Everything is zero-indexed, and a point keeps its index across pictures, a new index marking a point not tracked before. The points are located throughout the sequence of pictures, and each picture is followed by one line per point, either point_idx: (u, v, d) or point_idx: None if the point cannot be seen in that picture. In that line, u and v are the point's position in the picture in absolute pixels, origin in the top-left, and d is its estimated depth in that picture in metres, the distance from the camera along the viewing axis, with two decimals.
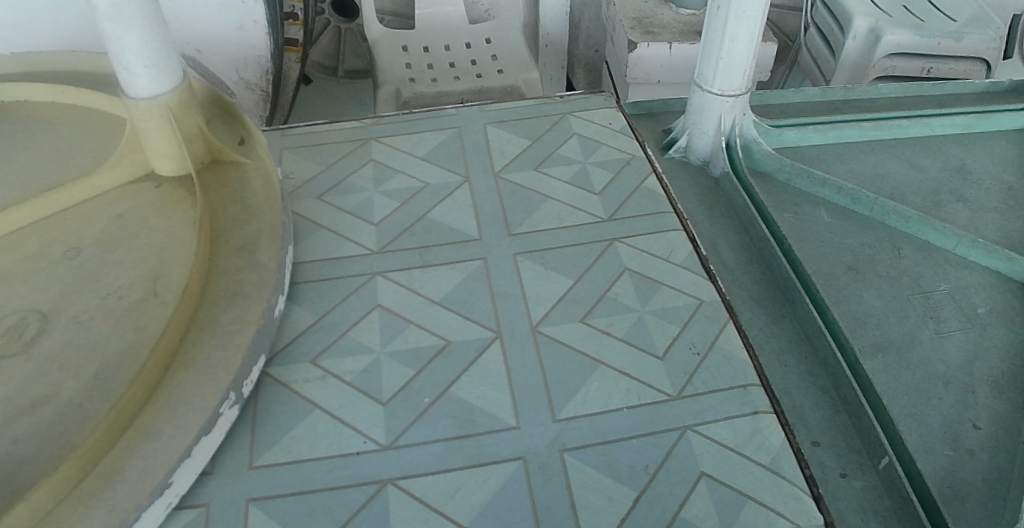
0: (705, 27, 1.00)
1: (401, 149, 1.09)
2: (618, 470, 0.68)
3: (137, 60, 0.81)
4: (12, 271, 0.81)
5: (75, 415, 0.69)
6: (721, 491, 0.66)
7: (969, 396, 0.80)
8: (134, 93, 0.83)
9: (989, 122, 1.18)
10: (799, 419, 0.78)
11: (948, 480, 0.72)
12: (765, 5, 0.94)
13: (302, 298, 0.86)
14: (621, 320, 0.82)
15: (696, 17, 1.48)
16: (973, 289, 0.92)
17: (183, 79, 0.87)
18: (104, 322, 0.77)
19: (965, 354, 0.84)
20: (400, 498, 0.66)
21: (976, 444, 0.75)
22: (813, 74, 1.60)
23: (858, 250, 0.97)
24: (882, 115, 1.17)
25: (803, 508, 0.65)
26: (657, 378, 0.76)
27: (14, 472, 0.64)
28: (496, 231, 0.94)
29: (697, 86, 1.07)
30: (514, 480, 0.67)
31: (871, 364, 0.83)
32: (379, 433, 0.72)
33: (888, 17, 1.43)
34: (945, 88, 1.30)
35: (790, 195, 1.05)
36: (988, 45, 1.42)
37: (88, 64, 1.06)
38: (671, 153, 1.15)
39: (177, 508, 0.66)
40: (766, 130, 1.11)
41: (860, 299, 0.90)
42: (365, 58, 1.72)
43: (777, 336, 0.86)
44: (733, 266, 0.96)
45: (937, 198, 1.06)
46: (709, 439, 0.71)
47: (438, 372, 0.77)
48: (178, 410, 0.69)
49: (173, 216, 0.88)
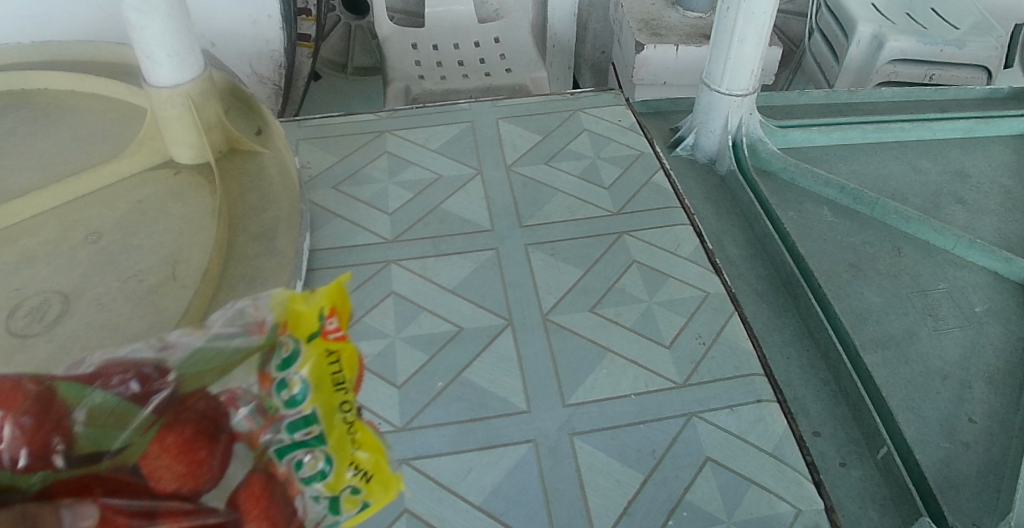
0: (715, 28, 1.02)
1: (414, 142, 1.11)
2: (626, 454, 0.70)
3: (161, 49, 0.83)
4: (35, 254, 0.83)
5: None
6: (726, 476, 0.69)
7: (966, 390, 0.82)
8: (156, 82, 0.86)
9: (989, 128, 1.20)
10: (801, 409, 0.80)
11: (944, 471, 0.74)
12: (773, 8, 0.96)
13: (318, 284, 0.88)
14: (629, 310, 0.85)
15: (703, 20, 1.51)
16: (972, 288, 0.95)
17: (204, 70, 0.89)
18: (125, 305, 0.78)
19: (962, 350, 0.87)
20: (414, 477, 0.68)
21: (972, 437, 0.78)
22: (817, 78, 1.62)
23: (860, 248, 0.99)
24: (885, 118, 1.19)
25: (804, 492, 0.68)
26: (664, 366, 0.78)
27: None
28: (507, 223, 0.97)
29: (705, 85, 1.09)
30: (524, 462, 0.70)
31: (872, 358, 0.85)
32: (393, 415, 0.74)
33: (892, 24, 1.46)
34: (947, 94, 1.32)
35: (794, 194, 1.07)
36: (990, 53, 1.45)
37: (108, 55, 1.08)
38: (679, 150, 1.17)
39: None
40: (772, 130, 1.13)
41: (860, 295, 0.93)
42: (374, 55, 1.74)
43: (780, 330, 0.89)
44: (737, 261, 0.98)
45: (937, 200, 1.08)
46: (715, 426, 0.73)
47: (451, 357, 0.79)
48: None
49: (192, 203, 0.90)
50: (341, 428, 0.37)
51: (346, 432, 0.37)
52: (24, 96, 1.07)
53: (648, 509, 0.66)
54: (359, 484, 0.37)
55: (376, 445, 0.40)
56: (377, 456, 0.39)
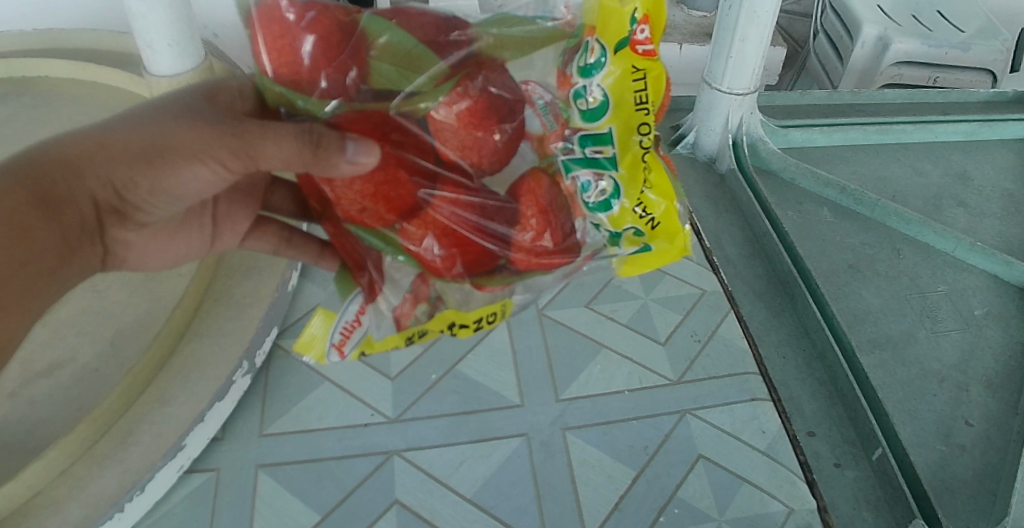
0: (716, 27, 1.02)
1: None
2: (618, 450, 0.70)
3: (160, 38, 0.83)
4: None
5: (90, 378, 0.72)
6: (718, 473, 0.68)
7: (963, 393, 0.82)
8: (156, 70, 0.86)
9: (992, 131, 1.20)
10: (796, 409, 0.79)
11: (940, 473, 0.74)
12: (775, 7, 0.96)
13: (315, 275, 0.88)
14: (625, 306, 0.84)
15: (707, 19, 1.50)
16: (971, 291, 0.94)
17: (204, 59, 0.89)
18: (121, 293, 0.80)
19: (960, 353, 0.86)
20: (406, 469, 0.68)
21: (968, 440, 0.77)
22: (821, 79, 1.61)
23: (859, 249, 0.99)
24: (887, 120, 1.19)
25: (796, 492, 0.67)
26: (659, 363, 0.78)
27: (32, 429, 0.67)
28: None
29: (706, 83, 1.08)
30: (517, 455, 0.69)
31: (869, 359, 0.85)
32: (387, 406, 0.74)
33: (897, 26, 1.45)
34: (950, 97, 1.32)
35: (793, 193, 1.07)
36: (995, 57, 1.45)
37: (110, 43, 1.08)
38: (679, 148, 1.16)
39: (189, 471, 0.68)
40: (772, 130, 1.13)
41: (859, 296, 0.92)
42: None
43: (777, 329, 0.88)
44: (735, 260, 0.98)
45: (938, 202, 1.08)
46: (708, 424, 0.73)
47: (445, 349, 0.79)
48: (190, 378, 0.72)
49: None
50: (635, 155, 0.57)
51: (638, 168, 0.58)
52: (26, 84, 1.07)
53: (639, 505, 0.66)
54: (642, 228, 0.59)
55: (670, 192, 0.59)
56: (667, 210, 0.59)
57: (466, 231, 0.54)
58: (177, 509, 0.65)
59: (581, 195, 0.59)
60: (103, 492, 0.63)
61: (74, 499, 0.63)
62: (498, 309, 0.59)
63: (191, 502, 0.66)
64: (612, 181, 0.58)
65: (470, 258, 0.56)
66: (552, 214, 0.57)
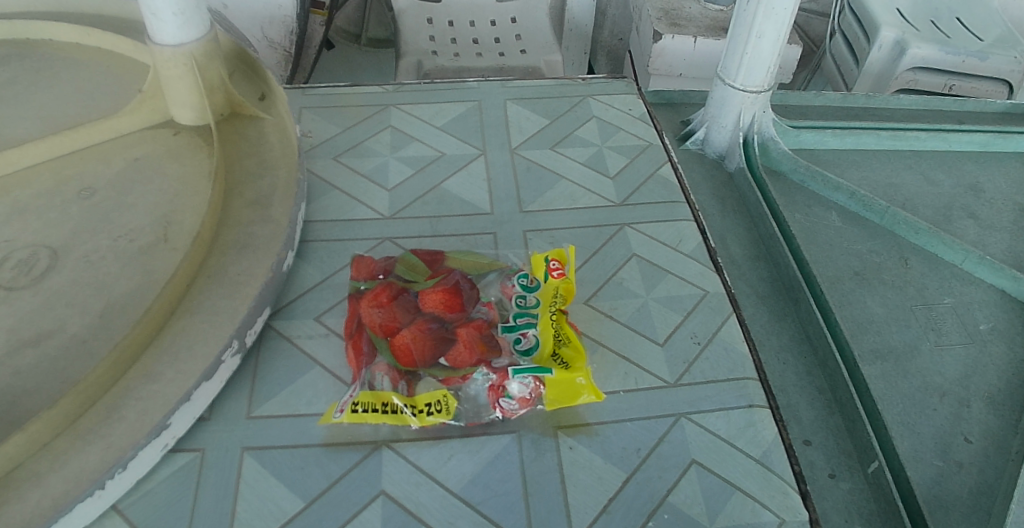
0: (733, 21, 1.00)
1: (418, 117, 1.10)
2: (610, 451, 0.69)
3: (166, 7, 0.81)
4: (24, 206, 0.81)
5: (78, 351, 0.68)
6: (710, 480, 0.67)
7: (963, 409, 0.80)
8: (159, 39, 0.83)
9: (1008, 143, 1.17)
10: (793, 417, 0.78)
11: (936, 490, 0.73)
12: (793, 4, 0.93)
13: (312, 256, 0.87)
14: (624, 305, 0.83)
15: (724, 14, 1.47)
16: (976, 306, 0.92)
17: (211, 30, 0.87)
18: (114, 263, 0.77)
19: (963, 367, 0.85)
20: (393, 460, 0.67)
21: (966, 457, 0.76)
22: (835, 80, 1.58)
23: (867, 257, 0.97)
24: (902, 126, 1.17)
25: (789, 503, 0.66)
26: (656, 364, 0.77)
27: (15, 400, 0.64)
28: (507, 207, 0.95)
29: (719, 79, 1.07)
30: (506, 452, 0.68)
31: (869, 369, 0.83)
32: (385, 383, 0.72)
33: (915, 31, 1.42)
34: (966, 105, 1.29)
35: (803, 197, 1.05)
36: (1011, 68, 1.40)
37: (115, 8, 1.06)
38: (688, 144, 1.15)
39: (173, 451, 0.67)
40: (784, 130, 1.11)
41: (863, 305, 0.91)
42: (388, 27, 1.72)
43: (779, 334, 0.87)
44: (740, 261, 0.96)
45: (948, 213, 1.06)
46: (704, 429, 0.71)
47: None
48: (180, 354, 0.69)
49: (189, 164, 0.89)
50: (551, 335, 0.75)
51: (551, 326, 0.76)
52: (28, 46, 1.05)
53: (629, 508, 0.64)
54: (540, 329, 0.75)
55: (577, 346, 0.75)
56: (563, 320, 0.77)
57: (439, 346, 0.73)
58: (160, 488, 0.64)
59: (512, 345, 0.74)
60: (84, 467, 0.60)
61: (52, 474, 0.60)
62: (442, 399, 0.70)
63: (174, 483, 0.65)
64: (536, 334, 0.75)
65: (444, 358, 0.72)
66: (488, 338, 0.73)
